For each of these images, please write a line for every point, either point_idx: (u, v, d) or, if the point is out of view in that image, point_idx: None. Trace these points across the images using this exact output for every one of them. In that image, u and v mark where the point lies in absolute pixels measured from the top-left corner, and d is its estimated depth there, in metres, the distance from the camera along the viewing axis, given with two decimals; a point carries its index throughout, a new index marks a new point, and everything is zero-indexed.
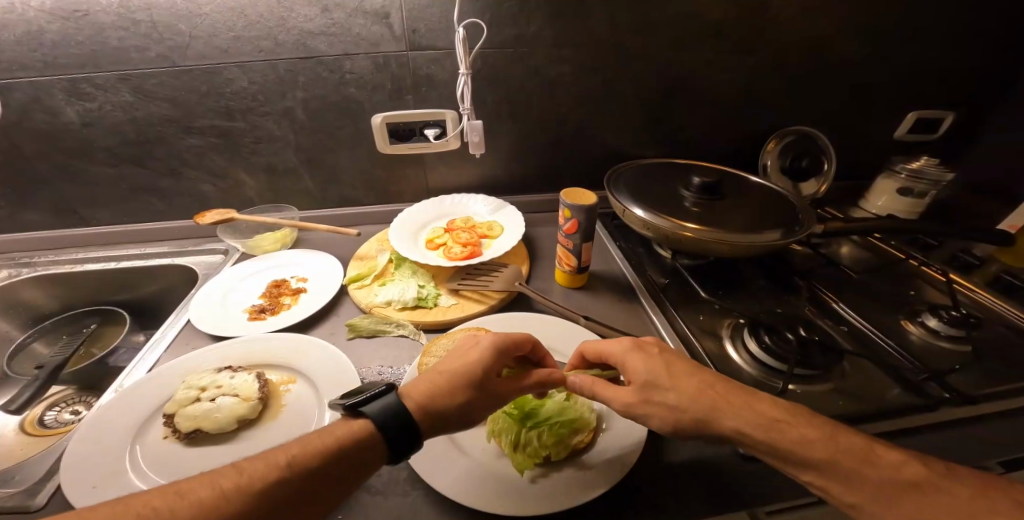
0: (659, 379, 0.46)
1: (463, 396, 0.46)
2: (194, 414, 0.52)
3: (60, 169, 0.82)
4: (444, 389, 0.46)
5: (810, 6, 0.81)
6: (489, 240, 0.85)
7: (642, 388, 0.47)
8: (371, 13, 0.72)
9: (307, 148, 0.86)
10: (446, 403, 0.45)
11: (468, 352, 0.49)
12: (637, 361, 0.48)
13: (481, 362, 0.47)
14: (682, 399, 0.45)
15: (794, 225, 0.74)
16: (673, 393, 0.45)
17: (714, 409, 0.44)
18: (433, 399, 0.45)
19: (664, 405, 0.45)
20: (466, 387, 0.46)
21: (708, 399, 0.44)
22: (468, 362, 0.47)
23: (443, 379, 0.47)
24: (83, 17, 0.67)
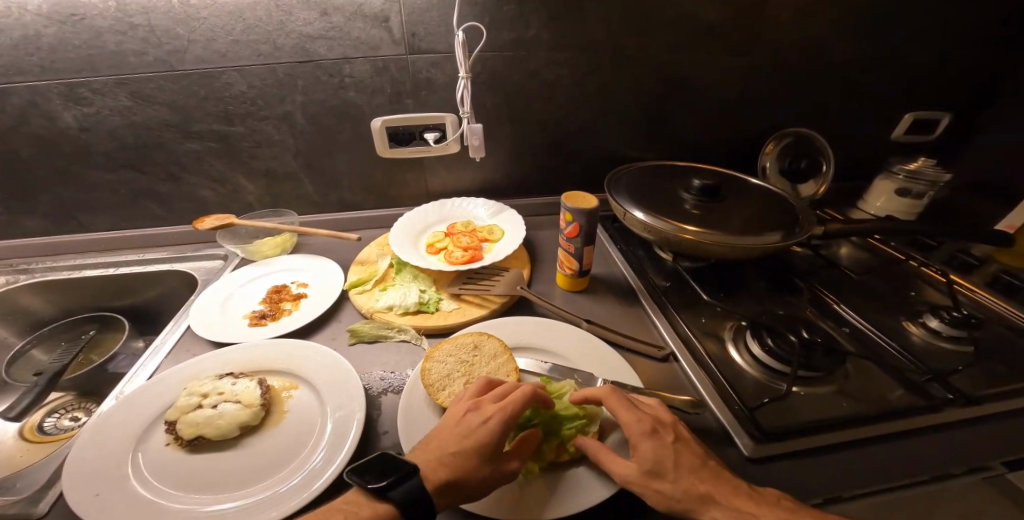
0: (664, 467, 0.45)
1: (480, 476, 0.44)
2: (196, 421, 0.52)
3: (58, 175, 0.81)
4: (459, 475, 0.44)
5: (809, 7, 0.82)
6: (490, 243, 0.85)
7: (646, 476, 0.45)
8: (370, 17, 0.72)
9: (307, 153, 0.85)
10: (462, 487, 0.43)
11: (475, 428, 0.47)
12: (647, 449, 0.46)
13: (491, 436, 0.46)
14: (682, 491, 0.44)
15: (794, 227, 0.74)
16: (673, 484, 0.44)
17: (704, 497, 0.43)
18: (450, 483, 0.43)
19: (659, 493, 0.44)
20: (484, 468, 0.44)
21: (701, 488, 0.44)
22: (478, 442, 0.45)
23: (456, 461, 0.44)
24: (79, 21, 0.67)
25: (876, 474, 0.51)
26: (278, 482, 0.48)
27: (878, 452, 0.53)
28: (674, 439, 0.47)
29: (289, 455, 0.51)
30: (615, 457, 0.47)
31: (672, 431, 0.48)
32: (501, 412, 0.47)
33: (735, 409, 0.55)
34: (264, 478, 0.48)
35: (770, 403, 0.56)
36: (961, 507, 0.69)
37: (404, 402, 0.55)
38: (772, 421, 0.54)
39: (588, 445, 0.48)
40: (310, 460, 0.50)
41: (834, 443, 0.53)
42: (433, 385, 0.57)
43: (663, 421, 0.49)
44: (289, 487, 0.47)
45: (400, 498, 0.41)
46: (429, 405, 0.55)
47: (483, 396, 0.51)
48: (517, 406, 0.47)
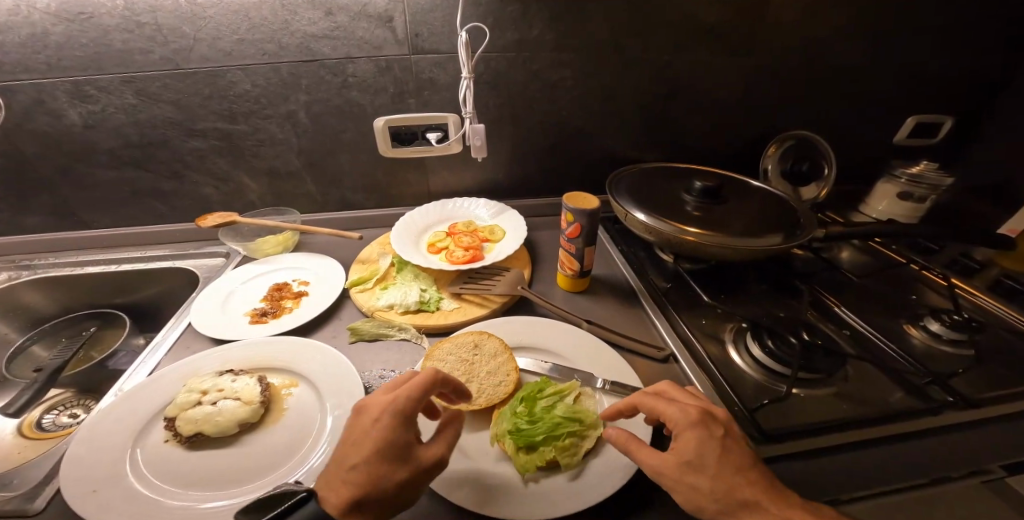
0: (705, 463, 0.43)
1: (386, 480, 0.42)
2: (195, 417, 0.52)
3: (62, 172, 0.81)
4: (363, 486, 0.41)
5: (811, 10, 0.82)
6: (491, 243, 0.85)
7: (683, 466, 0.44)
8: (374, 17, 0.73)
9: (309, 152, 0.86)
10: (371, 499, 0.41)
11: (365, 432, 0.44)
12: (691, 439, 0.44)
13: (388, 432, 0.43)
14: (722, 490, 0.42)
15: (795, 230, 0.74)
16: (712, 480, 0.42)
17: (745, 502, 0.41)
18: (357, 497, 0.41)
19: (696, 488, 0.43)
20: (390, 473, 0.42)
21: (744, 493, 0.42)
22: (375, 445, 0.43)
23: (357, 472, 0.42)
24: (88, 19, 0.67)
25: (876, 476, 0.51)
26: (279, 479, 0.48)
27: (879, 455, 0.53)
28: (722, 432, 0.45)
29: (289, 452, 0.51)
30: (647, 449, 0.46)
31: (721, 424, 0.46)
32: (390, 408, 0.45)
33: (735, 410, 0.55)
34: (266, 475, 0.48)
35: (770, 405, 0.56)
36: (959, 512, 0.68)
37: None
38: (772, 422, 0.54)
39: (619, 438, 0.47)
40: (310, 457, 0.50)
41: (835, 445, 0.53)
42: None
43: (711, 412, 0.47)
44: (290, 484, 0.47)
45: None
46: None
47: (376, 392, 0.48)
48: (407, 395, 0.45)
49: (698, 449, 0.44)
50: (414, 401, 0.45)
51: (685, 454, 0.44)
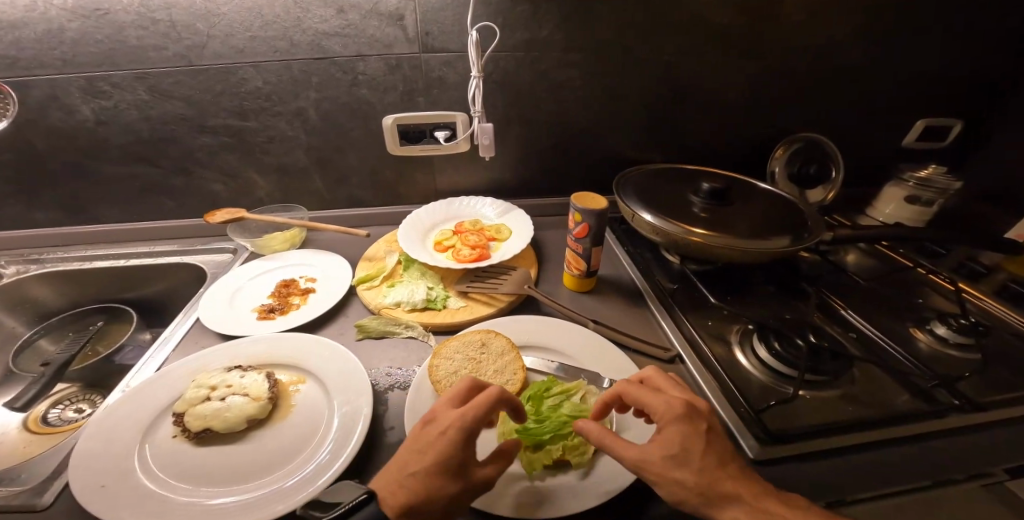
0: (689, 458, 0.42)
1: (441, 496, 0.41)
2: (204, 413, 0.52)
3: (73, 167, 0.82)
4: (418, 497, 0.41)
5: (822, 14, 0.82)
6: (497, 243, 0.85)
7: (667, 460, 0.42)
8: (385, 15, 0.73)
9: (318, 149, 0.86)
10: (425, 510, 0.41)
11: (433, 442, 0.43)
12: (675, 433, 0.43)
13: (454, 443, 0.43)
14: (704, 485, 0.41)
15: (802, 232, 0.74)
16: (695, 474, 0.42)
17: (727, 497, 0.41)
18: (411, 506, 0.40)
19: (679, 483, 0.41)
20: (449, 486, 0.42)
21: (728, 487, 0.41)
22: (438, 456, 0.42)
23: (417, 481, 0.42)
24: (103, 15, 0.67)
25: (882, 479, 0.51)
26: (287, 475, 0.48)
27: (885, 458, 0.53)
28: (706, 425, 0.44)
29: (297, 449, 0.51)
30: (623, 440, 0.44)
31: (704, 417, 0.45)
32: (460, 422, 0.44)
33: (743, 411, 0.55)
34: (273, 471, 0.49)
35: (777, 407, 0.56)
36: (964, 517, 0.68)
37: (410, 400, 0.54)
38: (779, 424, 0.54)
39: (590, 429, 0.46)
40: (317, 454, 0.50)
41: (841, 447, 0.53)
42: (440, 382, 0.57)
43: (695, 405, 0.46)
44: (297, 481, 0.47)
45: None
46: (436, 401, 0.55)
47: (444, 403, 0.47)
48: (479, 411, 0.44)
49: (681, 440, 0.43)
50: (484, 418, 0.44)
51: (668, 445, 0.43)
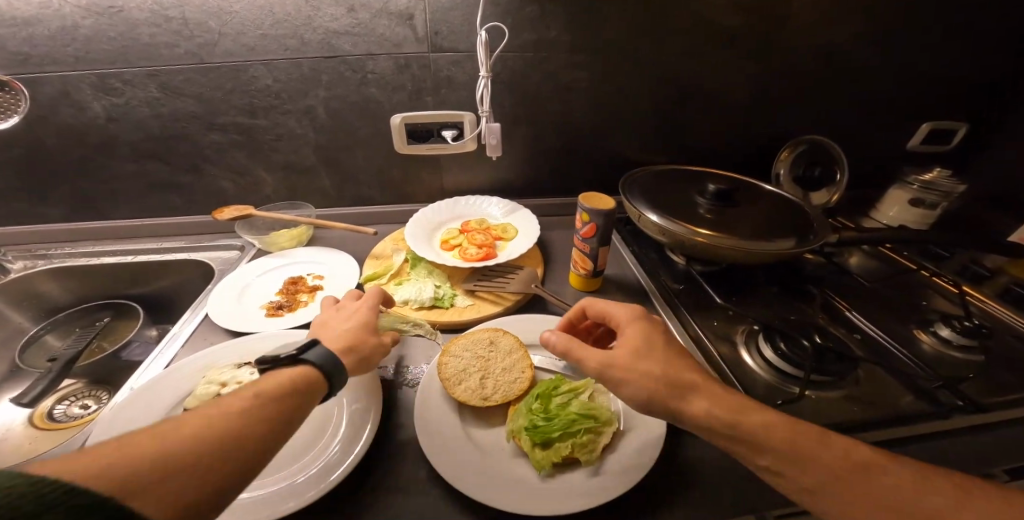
0: (652, 351, 0.49)
1: (367, 342, 0.53)
2: None
3: (82, 164, 0.82)
4: (348, 344, 0.51)
5: (829, 18, 0.83)
6: (503, 242, 0.85)
7: (634, 355, 0.49)
8: (395, 14, 0.73)
9: (326, 147, 0.86)
10: (355, 351, 0.51)
11: (344, 318, 0.55)
12: (634, 329, 0.52)
13: (365, 313, 0.56)
14: (667, 371, 0.47)
15: (808, 234, 0.75)
16: (658, 363, 0.48)
17: (689, 386, 0.46)
18: (344, 349, 0.50)
19: (647, 373, 0.47)
20: (370, 337, 0.53)
21: (686, 375, 0.47)
22: (357, 320, 0.55)
23: (343, 336, 0.52)
24: (117, 13, 0.68)
25: None
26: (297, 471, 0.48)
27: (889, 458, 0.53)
28: (656, 324, 0.54)
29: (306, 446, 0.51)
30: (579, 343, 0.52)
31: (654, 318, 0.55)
32: (364, 303, 0.58)
33: None
34: (283, 467, 0.49)
35: (783, 406, 0.56)
36: None
37: (420, 398, 0.54)
38: None
39: (557, 339, 0.53)
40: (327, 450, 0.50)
41: None
42: (449, 380, 0.57)
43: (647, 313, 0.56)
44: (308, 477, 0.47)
45: (322, 358, 0.47)
46: (445, 399, 0.56)
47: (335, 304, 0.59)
48: (376, 296, 0.59)
49: (638, 333, 0.51)
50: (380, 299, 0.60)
51: (629, 338, 0.51)
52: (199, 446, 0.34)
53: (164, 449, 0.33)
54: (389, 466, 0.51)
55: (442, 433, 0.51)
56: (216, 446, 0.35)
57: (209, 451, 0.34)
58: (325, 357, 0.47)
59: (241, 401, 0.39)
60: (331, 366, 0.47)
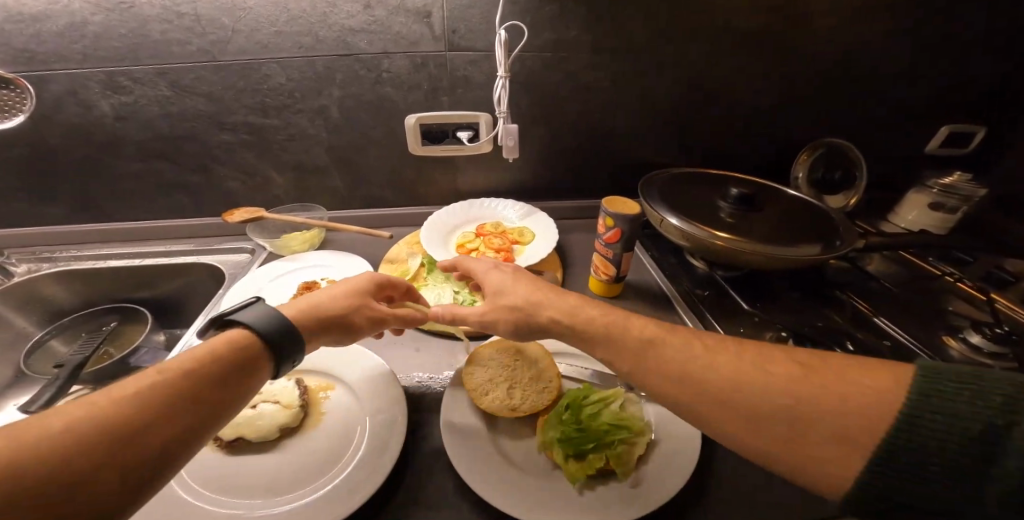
0: (504, 287, 0.54)
1: (342, 306, 0.51)
2: (237, 421, 0.50)
3: (90, 164, 0.80)
4: (318, 305, 0.49)
5: (853, 18, 0.81)
6: (520, 246, 0.84)
7: (494, 299, 0.54)
8: (412, 12, 0.71)
9: (338, 148, 0.84)
10: (321, 311, 0.49)
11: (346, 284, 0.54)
12: (492, 279, 0.57)
13: (363, 282, 0.55)
14: (526, 297, 0.52)
15: (834, 241, 0.73)
16: (516, 295, 0.53)
17: (545, 305, 0.51)
18: (311, 307, 0.49)
19: (507, 305, 0.52)
20: (348, 304, 0.51)
21: (540, 295, 0.52)
22: (351, 285, 0.54)
23: (322, 296, 0.51)
24: (127, 9, 0.65)
25: None
26: (324, 485, 0.46)
27: None
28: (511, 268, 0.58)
29: (331, 459, 0.49)
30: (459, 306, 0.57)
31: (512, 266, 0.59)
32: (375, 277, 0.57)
33: None
34: (309, 482, 0.47)
35: None
36: None
37: (447, 408, 0.53)
38: None
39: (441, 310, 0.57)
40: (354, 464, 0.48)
41: None
42: (476, 390, 0.56)
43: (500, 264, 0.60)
44: (335, 491, 0.45)
45: (259, 320, 0.44)
46: (471, 410, 0.54)
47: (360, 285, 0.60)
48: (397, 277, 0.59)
49: (491, 280, 0.56)
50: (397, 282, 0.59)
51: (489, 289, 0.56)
52: (71, 452, 0.29)
53: (13, 464, 0.28)
54: (416, 481, 0.49)
55: (472, 446, 0.50)
56: (96, 447, 0.30)
57: (88, 456, 0.30)
58: (263, 319, 0.44)
59: (135, 387, 0.34)
60: (275, 331, 0.43)
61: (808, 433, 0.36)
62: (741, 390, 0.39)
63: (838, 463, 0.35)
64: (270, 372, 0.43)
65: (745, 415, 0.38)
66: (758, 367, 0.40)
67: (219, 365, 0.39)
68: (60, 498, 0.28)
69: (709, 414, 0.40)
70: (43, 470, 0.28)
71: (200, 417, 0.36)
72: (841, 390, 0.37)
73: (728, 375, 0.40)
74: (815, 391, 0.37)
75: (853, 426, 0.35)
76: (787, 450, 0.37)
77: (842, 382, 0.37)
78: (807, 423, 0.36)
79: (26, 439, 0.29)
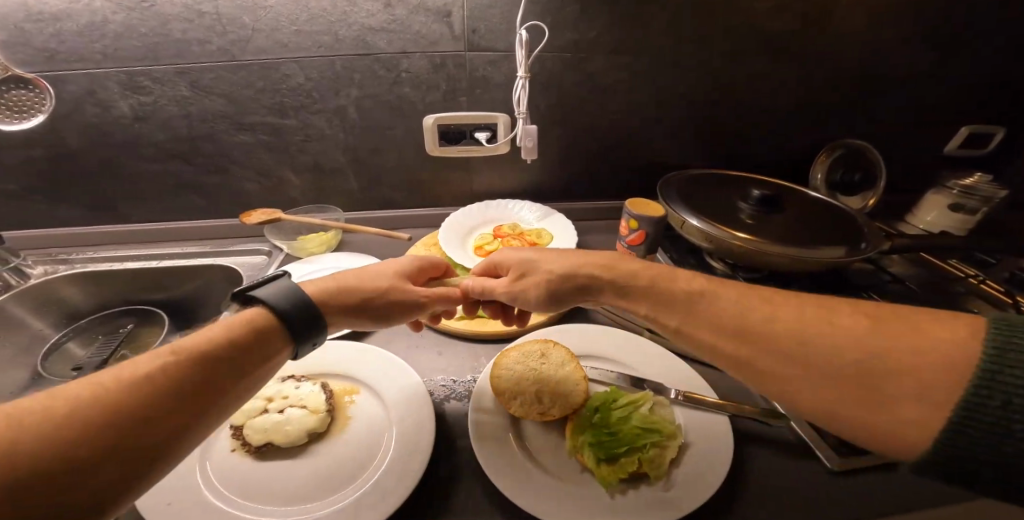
0: (534, 262, 0.56)
1: (378, 283, 0.52)
2: (264, 426, 0.50)
3: (107, 165, 0.79)
4: (357, 284, 0.50)
5: (876, 18, 0.81)
6: (539, 247, 0.83)
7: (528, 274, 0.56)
8: (433, 11, 0.71)
9: (356, 149, 0.83)
10: (358, 290, 0.50)
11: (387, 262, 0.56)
12: (516, 257, 0.58)
13: (406, 262, 0.56)
14: (557, 269, 0.54)
15: (860, 243, 0.72)
16: (551, 266, 0.54)
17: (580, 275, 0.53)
18: (348, 287, 0.50)
19: (540, 278, 0.55)
20: (383, 283, 0.52)
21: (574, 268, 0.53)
22: (394, 264, 0.55)
23: (362, 276, 0.52)
24: (148, 8, 0.65)
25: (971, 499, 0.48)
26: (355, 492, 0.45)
27: None
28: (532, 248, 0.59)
29: (361, 465, 0.49)
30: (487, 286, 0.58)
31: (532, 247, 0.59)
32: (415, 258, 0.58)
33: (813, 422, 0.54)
34: (340, 488, 0.46)
35: None
36: None
37: (475, 412, 0.53)
38: None
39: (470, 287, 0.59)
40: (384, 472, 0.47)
41: None
42: (503, 394, 0.55)
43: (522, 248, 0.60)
44: (367, 498, 0.44)
45: (277, 300, 0.44)
46: (500, 414, 0.53)
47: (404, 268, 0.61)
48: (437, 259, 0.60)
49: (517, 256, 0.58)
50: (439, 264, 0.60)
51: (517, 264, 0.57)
52: (74, 434, 0.30)
53: (15, 449, 0.28)
54: (446, 486, 0.48)
55: (503, 451, 0.49)
56: (99, 428, 0.30)
57: (91, 440, 0.30)
58: (283, 297, 0.44)
59: (145, 368, 0.34)
60: (294, 308, 0.44)
61: (883, 389, 0.34)
62: (806, 341, 0.38)
63: (918, 420, 0.33)
64: (288, 351, 0.43)
65: (818, 370, 0.37)
66: (822, 320, 0.39)
67: (231, 347, 0.39)
68: (54, 480, 0.28)
69: (774, 366, 0.39)
70: (46, 456, 0.28)
71: (205, 401, 0.36)
72: (931, 353, 0.34)
73: (793, 326, 0.39)
74: (893, 346, 0.35)
75: (933, 381, 0.33)
76: (869, 408, 0.35)
77: (937, 346, 0.34)
78: (881, 377, 0.35)
79: (32, 416, 0.29)
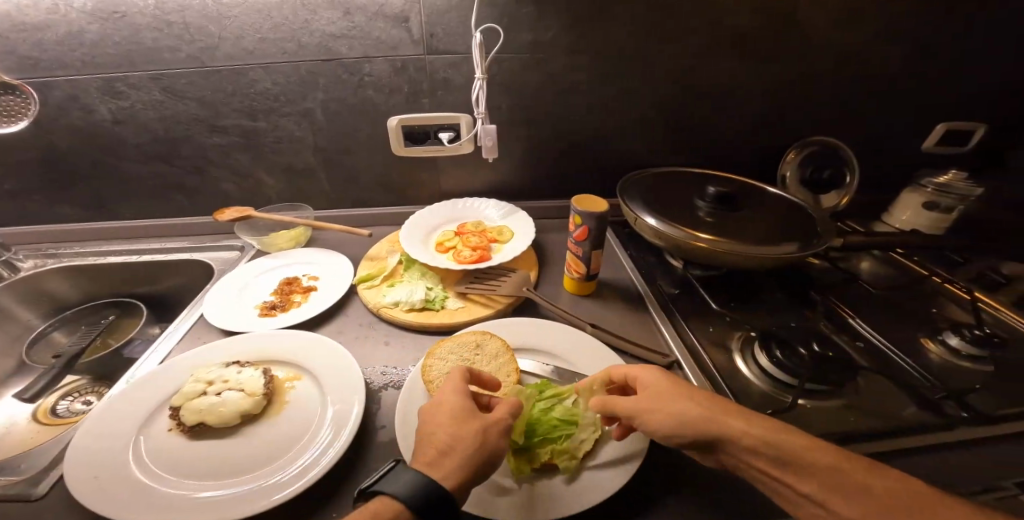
0: (669, 396, 0.46)
1: (468, 440, 0.44)
2: (199, 408, 0.53)
3: (93, 165, 0.85)
4: (455, 452, 0.43)
5: (840, 15, 0.80)
6: (499, 244, 0.85)
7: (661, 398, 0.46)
8: (390, 17, 0.74)
9: (324, 150, 0.87)
10: (473, 462, 0.43)
11: (440, 417, 0.47)
12: (655, 386, 0.47)
13: (456, 403, 0.48)
14: (699, 409, 0.44)
15: (812, 239, 0.71)
16: (696, 405, 0.44)
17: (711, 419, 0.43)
18: (456, 466, 0.43)
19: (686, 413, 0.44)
20: (474, 438, 0.45)
21: (716, 418, 0.43)
22: (456, 417, 0.46)
23: (450, 445, 0.44)
24: (120, 18, 0.70)
25: None
26: (271, 473, 0.48)
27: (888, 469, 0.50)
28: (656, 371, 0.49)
29: (285, 447, 0.51)
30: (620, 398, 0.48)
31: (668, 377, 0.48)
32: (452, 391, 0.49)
33: None
34: (259, 468, 0.49)
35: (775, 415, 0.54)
36: None
37: (402, 398, 0.55)
38: None
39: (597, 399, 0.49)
40: (302, 456, 0.49)
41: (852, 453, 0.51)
42: (433, 382, 0.57)
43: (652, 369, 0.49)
44: (279, 480, 0.46)
45: (398, 488, 0.40)
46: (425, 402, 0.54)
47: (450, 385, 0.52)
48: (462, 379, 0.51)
49: (650, 383, 0.48)
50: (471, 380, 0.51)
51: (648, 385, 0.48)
52: None
53: None
54: (363, 468, 0.50)
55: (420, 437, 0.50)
56: None
57: None
58: (407, 486, 0.40)
59: None
60: (419, 496, 0.39)
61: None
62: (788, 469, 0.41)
63: None
64: None
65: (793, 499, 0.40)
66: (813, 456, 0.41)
67: None
68: None
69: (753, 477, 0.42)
70: None
71: None
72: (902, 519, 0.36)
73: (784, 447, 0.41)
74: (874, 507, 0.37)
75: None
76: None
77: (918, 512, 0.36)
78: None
79: None
